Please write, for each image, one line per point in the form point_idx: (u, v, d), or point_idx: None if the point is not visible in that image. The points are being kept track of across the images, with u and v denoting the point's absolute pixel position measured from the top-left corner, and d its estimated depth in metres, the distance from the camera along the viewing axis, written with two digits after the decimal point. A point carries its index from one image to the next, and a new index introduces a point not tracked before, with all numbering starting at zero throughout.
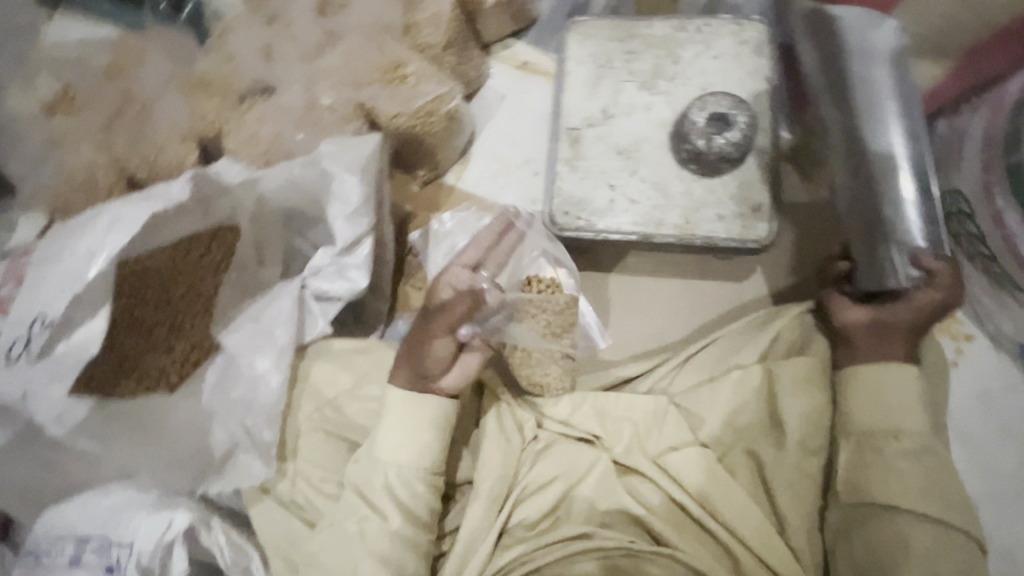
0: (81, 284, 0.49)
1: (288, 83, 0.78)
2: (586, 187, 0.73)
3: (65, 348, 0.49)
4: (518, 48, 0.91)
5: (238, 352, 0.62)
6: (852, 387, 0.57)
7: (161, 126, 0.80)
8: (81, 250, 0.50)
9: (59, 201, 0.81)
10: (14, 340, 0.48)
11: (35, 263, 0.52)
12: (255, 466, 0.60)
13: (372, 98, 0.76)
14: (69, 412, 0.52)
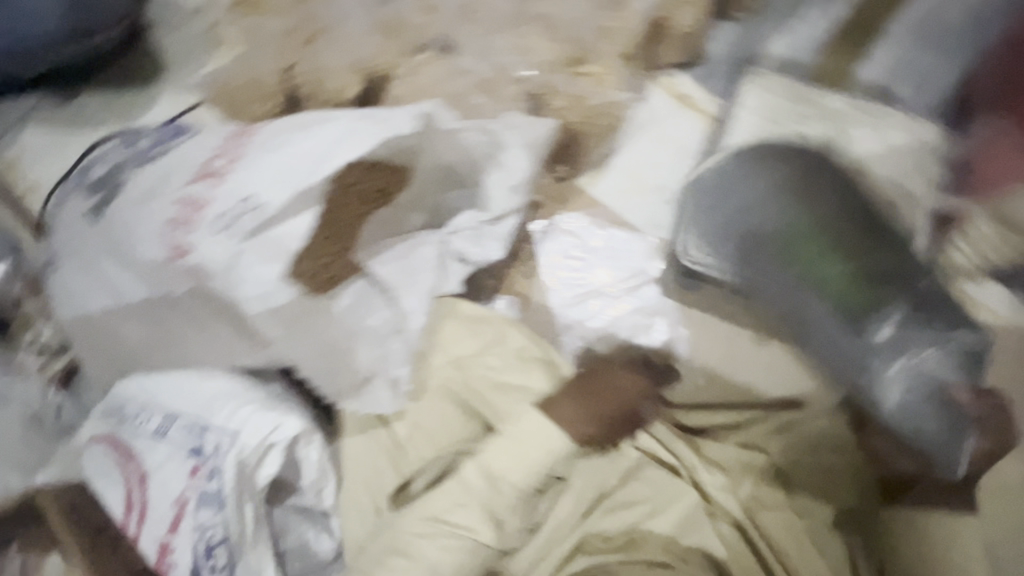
0: (304, 182, 0.57)
1: (472, 48, 0.81)
2: (729, 231, 0.74)
3: (281, 233, 0.56)
4: (681, 79, 0.88)
5: (393, 281, 0.63)
6: (900, 524, 0.59)
7: (337, 54, 0.84)
8: (306, 151, 0.58)
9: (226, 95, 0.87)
10: (229, 212, 0.56)
11: (252, 148, 0.60)
12: (386, 395, 0.61)
13: (548, 86, 0.79)
14: (275, 294, 0.56)
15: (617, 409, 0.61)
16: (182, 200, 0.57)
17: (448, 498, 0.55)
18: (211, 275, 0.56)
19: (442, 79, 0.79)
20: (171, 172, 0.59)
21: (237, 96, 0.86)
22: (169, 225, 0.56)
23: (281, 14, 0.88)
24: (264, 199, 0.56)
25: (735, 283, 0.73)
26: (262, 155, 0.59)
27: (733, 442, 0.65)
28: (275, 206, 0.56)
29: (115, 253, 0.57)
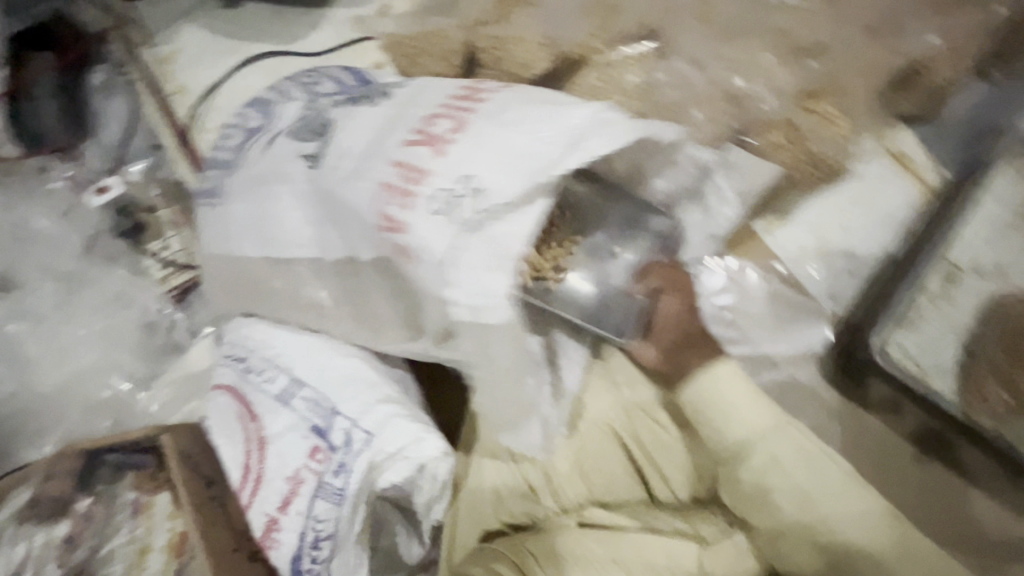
0: (544, 173, 0.48)
1: (682, 53, 0.71)
2: (937, 336, 0.62)
3: (508, 232, 0.48)
4: (905, 134, 0.71)
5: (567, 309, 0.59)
6: None
7: (531, 24, 0.75)
8: (546, 138, 0.49)
9: (398, 45, 0.80)
10: (453, 194, 0.49)
11: (480, 116, 0.51)
12: (538, 435, 0.58)
13: (764, 114, 0.68)
14: (487, 299, 0.48)
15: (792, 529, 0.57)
16: (399, 161, 0.51)
17: (650, 552, 0.52)
18: (422, 258, 0.50)
19: (643, 82, 0.70)
20: (395, 126, 0.54)
21: (412, 47, 0.78)
22: (387, 187, 0.51)
23: None
24: (493, 183, 0.48)
25: (940, 398, 0.61)
26: (492, 130, 0.50)
27: None
28: (508, 202, 0.48)
29: (316, 199, 0.55)
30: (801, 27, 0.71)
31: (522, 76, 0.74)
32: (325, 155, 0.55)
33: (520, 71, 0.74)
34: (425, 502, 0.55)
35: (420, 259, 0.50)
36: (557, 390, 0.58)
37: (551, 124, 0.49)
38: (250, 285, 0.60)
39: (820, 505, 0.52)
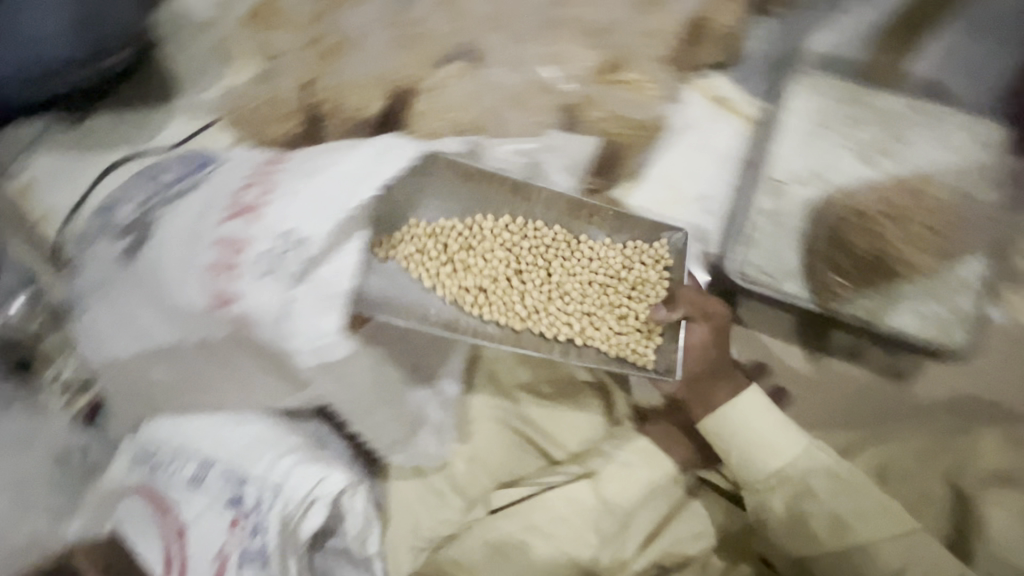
0: (347, 212, 0.53)
1: (498, 57, 0.76)
2: (780, 244, 0.69)
3: (331, 274, 0.52)
4: (719, 79, 0.80)
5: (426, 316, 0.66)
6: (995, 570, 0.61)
7: (356, 66, 0.79)
8: (345, 178, 0.55)
9: (235, 114, 0.81)
10: (274, 254, 0.52)
11: (286, 174, 0.55)
12: (434, 445, 0.63)
13: (581, 98, 0.75)
14: (327, 347, 0.52)
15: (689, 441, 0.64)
16: (217, 239, 0.52)
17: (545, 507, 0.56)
18: (258, 324, 0.52)
19: (469, 94, 0.76)
20: (207, 208, 0.54)
21: (250, 114, 0.80)
22: (212, 267, 0.52)
23: (289, 18, 0.81)
24: (311, 235, 0.52)
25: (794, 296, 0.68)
26: (294, 182, 0.55)
27: None
28: (323, 243, 0.52)
29: (153, 302, 0.54)
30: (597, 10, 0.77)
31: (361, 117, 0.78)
32: (149, 257, 0.54)
33: (358, 113, 0.78)
34: (356, 538, 0.58)
35: (259, 323, 0.51)
36: (442, 391, 0.64)
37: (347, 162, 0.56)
38: (133, 386, 0.60)
39: (859, 530, 0.55)
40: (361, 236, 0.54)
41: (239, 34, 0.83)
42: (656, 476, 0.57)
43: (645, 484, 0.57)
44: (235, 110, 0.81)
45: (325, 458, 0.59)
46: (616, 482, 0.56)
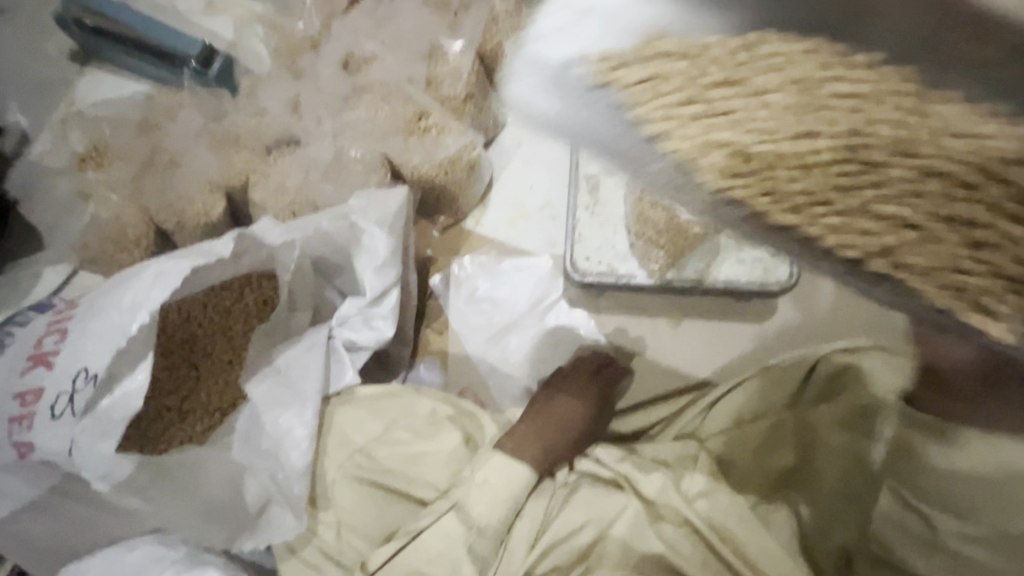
0: (126, 337, 0.56)
1: (314, 135, 0.81)
2: (606, 233, 0.75)
3: (110, 402, 0.55)
4: None
5: (262, 402, 0.63)
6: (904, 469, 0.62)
7: (188, 177, 0.84)
8: (130, 305, 0.58)
9: (88, 253, 0.84)
10: (60, 396, 0.55)
11: (78, 318, 0.59)
12: (290, 518, 0.59)
13: (396, 147, 0.79)
14: (114, 472, 0.55)
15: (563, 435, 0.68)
16: (17, 395, 0.57)
17: (424, 550, 0.57)
18: (58, 465, 0.55)
19: (292, 174, 0.80)
20: (10, 370, 0.59)
21: (97, 248, 0.83)
22: (10, 423, 0.56)
23: (118, 151, 0.86)
24: (84, 365, 0.55)
25: (632, 278, 0.74)
26: (85, 322, 0.59)
27: (667, 438, 0.68)
28: (105, 373, 0.55)
29: None
30: (392, 66, 0.81)
31: (204, 224, 0.82)
32: None
33: (200, 221, 0.82)
34: None
35: (56, 463, 0.55)
36: (290, 478, 0.59)
37: (133, 285, 0.59)
38: (15, 546, 0.57)
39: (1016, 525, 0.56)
40: (152, 356, 0.58)
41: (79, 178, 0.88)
42: (522, 480, 0.61)
43: (507, 497, 0.60)
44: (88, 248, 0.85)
45: (211, 555, 0.59)
46: (483, 503, 0.59)
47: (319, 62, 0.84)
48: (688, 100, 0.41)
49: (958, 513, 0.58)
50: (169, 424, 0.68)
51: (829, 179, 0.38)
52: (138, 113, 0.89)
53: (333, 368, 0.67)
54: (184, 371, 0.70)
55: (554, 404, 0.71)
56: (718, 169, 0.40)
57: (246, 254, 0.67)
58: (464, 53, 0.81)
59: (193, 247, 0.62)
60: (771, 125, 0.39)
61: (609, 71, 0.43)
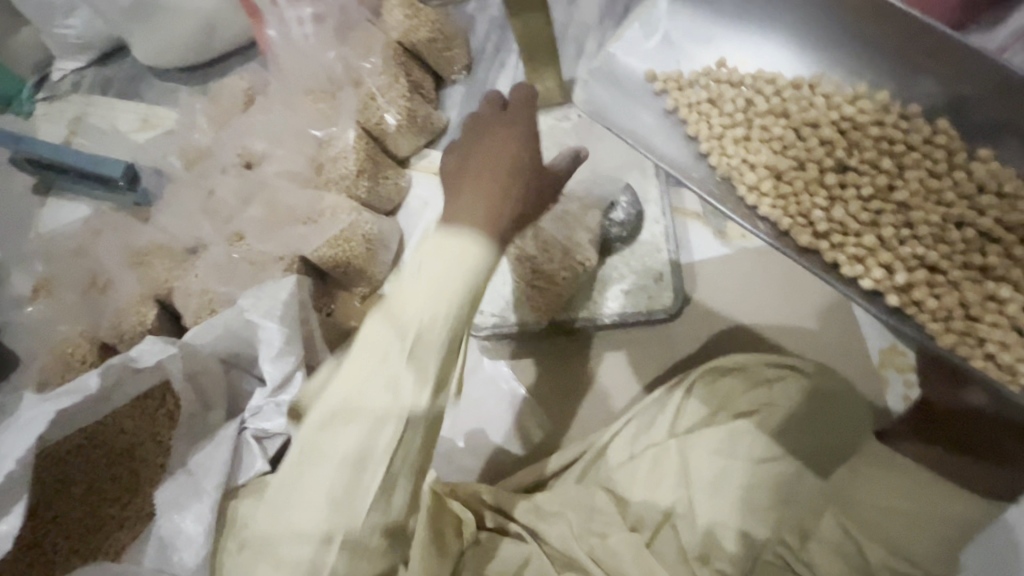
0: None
1: (219, 234, 0.86)
2: (498, 285, 0.79)
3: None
4: (432, 155, 0.98)
5: (164, 507, 0.67)
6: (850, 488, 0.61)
7: (110, 293, 0.88)
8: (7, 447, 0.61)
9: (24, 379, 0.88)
10: None
11: None
12: None
13: (293, 233, 0.84)
14: None
15: (505, 167, 0.52)
16: None
17: (362, 390, 0.47)
18: None
19: (195, 274, 0.83)
20: None
21: (31, 375, 0.87)
22: None
23: (49, 278, 0.91)
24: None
25: (526, 324, 0.78)
26: None
27: (574, 480, 0.68)
28: None
29: None
30: (283, 160, 0.87)
31: (125, 336, 0.86)
32: None
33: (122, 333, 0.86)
34: None
35: None
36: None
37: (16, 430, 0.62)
38: None
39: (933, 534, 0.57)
40: (24, 498, 0.59)
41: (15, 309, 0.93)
42: (475, 259, 0.48)
43: (450, 283, 0.48)
44: (24, 375, 0.89)
45: None
46: (432, 353, 0.48)
47: (219, 167, 0.89)
48: (737, 129, 0.66)
49: (898, 552, 0.57)
50: (75, 549, 0.66)
51: (832, 186, 0.62)
52: (64, 239, 0.95)
53: (243, 461, 0.71)
54: (90, 500, 0.68)
55: (484, 140, 0.54)
56: (750, 187, 0.63)
57: (142, 375, 0.71)
58: (347, 133, 0.86)
59: (74, 383, 0.67)
60: (777, 156, 0.65)
61: (675, 91, 0.66)
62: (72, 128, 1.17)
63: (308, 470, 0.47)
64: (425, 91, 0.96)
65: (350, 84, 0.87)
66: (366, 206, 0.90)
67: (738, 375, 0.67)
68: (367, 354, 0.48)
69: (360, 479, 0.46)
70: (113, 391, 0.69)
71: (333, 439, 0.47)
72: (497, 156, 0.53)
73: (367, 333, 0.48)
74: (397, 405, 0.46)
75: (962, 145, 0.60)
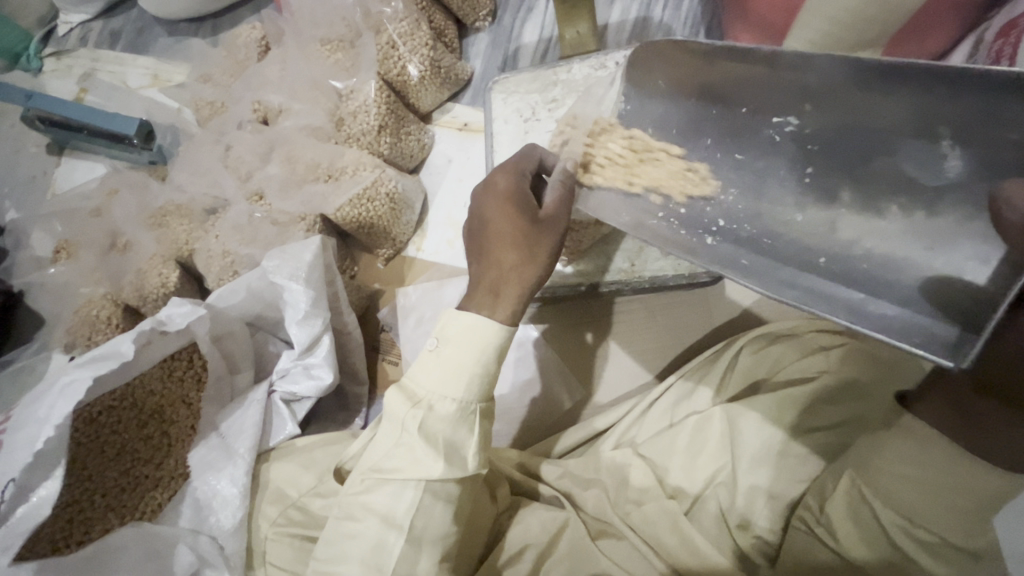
0: (34, 453, 0.57)
1: (238, 195, 0.83)
2: None
3: (24, 510, 0.56)
4: (456, 109, 0.94)
5: (197, 471, 0.68)
6: (873, 460, 0.50)
7: (129, 256, 0.86)
8: (43, 417, 0.59)
9: (49, 344, 0.88)
10: None
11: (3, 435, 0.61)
12: None
13: (312, 190, 0.80)
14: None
15: (514, 247, 0.55)
16: None
17: (389, 459, 0.54)
18: None
19: (215, 236, 0.81)
20: None
21: (55, 339, 0.86)
22: None
23: (62, 242, 0.89)
24: (8, 477, 0.56)
25: (561, 287, 0.74)
26: (7, 440, 0.60)
27: (609, 447, 0.67)
28: (15, 484, 0.56)
29: None
30: (299, 113, 0.83)
31: (148, 300, 0.85)
32: None
33: (143, 297, 0.84)
34: None
35: None
36: (221, 536, 0.63)
37: (49, 398, 0.60)
38: None
39: (954, 497, 0.45)
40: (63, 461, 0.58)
41: (36, 273, 0.92)
42: (489, 334, 0.53)
43: (466, 362, 0.53)
44: (49, 339, 0.88)
45: None
46: (442, 422, 0.53)
47: (235, 123, 0.86)
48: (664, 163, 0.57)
49: (914, 518, 0.47)
50: (111, 507, 0.64)
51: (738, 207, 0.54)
52: (77, 199, 0.91)
53: (272, 423, 0.71)
54: (124, 460, 0.67)
55: (488, 218, 0.57)
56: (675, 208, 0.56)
57: (169, 337, 0.68)
58: (367, 84, 0.81)
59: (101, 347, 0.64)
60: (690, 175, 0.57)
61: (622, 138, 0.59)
62: (82, 84, 1.13)
63: (349, 529, 0.52)
64: (449, 40, 0.91)
65: (368, 31, 0.82)
66: (388, 163, 0.86)
67: (786, 344, 0.66)
68: (380, 450, 0.55)
69: (387, 537, 0.52)
70: (146, 354, 0.67)
71: (369, 495, 0.53)
72: (497, 253, 0.56)
73: (387, 410, 0.54)
74: (415, 470, 0.52)
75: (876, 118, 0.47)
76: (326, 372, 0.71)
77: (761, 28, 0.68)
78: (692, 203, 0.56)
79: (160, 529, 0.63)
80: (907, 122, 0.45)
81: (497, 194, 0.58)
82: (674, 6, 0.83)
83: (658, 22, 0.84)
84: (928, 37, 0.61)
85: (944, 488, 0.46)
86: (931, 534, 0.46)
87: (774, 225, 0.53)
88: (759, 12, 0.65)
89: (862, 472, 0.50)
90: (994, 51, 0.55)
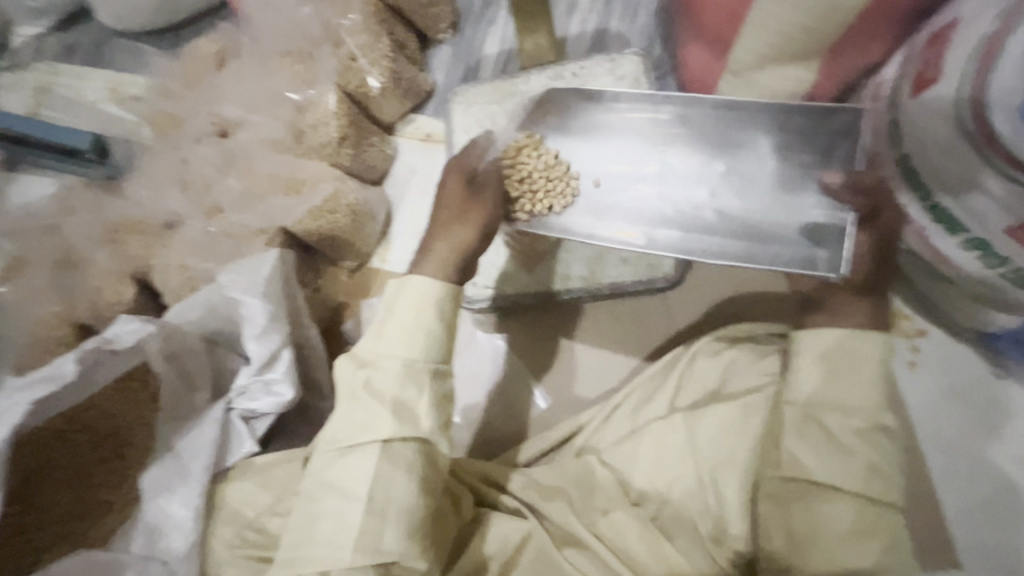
0: None
1: (195, 209, 0.82)
2: (489, 256, 0.75)
3: None
4: (420, 120, 0.94)
5: (151, 494, 0.65)
6: (803, 387, 0.56)
7: (83, 273, 0.84)
8: None
9: None
10: None
11: None
12: None
13: (273, 204, 0.79)
14: None
15: (457, 210, 0.61)
16: None
17: (345, 429, 0.55)
18: None
19: (172, 251, 0.79)
20: None
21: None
22: None
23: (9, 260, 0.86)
24: None
25: (520, 297, 0.74)
26: None
27: (573, 454, 0.67)
28: None
29: None
30: (258, 126, 0.82)
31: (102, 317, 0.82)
32: None
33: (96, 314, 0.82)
34: None
35: None
36: (177, 562, 0.61)
37: None
38: None
39: (863, 376, 0.55)
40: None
41: None
42: (432, 291, 0.58)
43: (406, 317, 0.57)
44: None
45: None
46: (390, 380, 0.55)
47: (192, 136, 0.84)
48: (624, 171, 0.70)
49: (847, 411, 0.54)
50: (65, 534, 0.61)
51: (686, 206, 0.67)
52: (28, 216, 0.88)
53: (230, 442, 0.69)
54: (77, 483, 0.63)
55: (438, 187, 0.63)
56: (640, 202, 0.68)
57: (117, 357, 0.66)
58: (326, 97, 0.81)
59: (44, 368, 0.62)
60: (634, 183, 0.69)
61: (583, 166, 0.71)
62: (37, 98, 1.09)
63: (315, 509, 0.53)
64: (410, 52, 0.91)
65: (327, 44, 0.82)
66: (350, 174, 0.86)
67: (743, 349, 0.67)
68: (335, 425, 0.56)
69: (349, 512, 0.52)
70: (93, 374, 0.65)
71: (328, 474, 0.54)
72: (441, 215, 0.61)
73: (338, 379, 0.57)
74: (370, 434, 0.54)
75: (758, 141, 0.67)
76: (285, 388, 0.69)
77: (709, 40, 0.68)
78: (645, 203, 0.68)
79: (109, 556, 0.61)
80: (792, 135, 0.66)
81: (456, 160, 0.65)
82: (630, 19, 0.85)
83: (615, 33, 0.86)
84: (863, 48, 0.64)
85: (864, 373, 0.55)
86: (863, 420, 0.54)
87: (735, 209, 0.66)
88: (705, 24, 0.67)
89: (798, 406, 0.56)
90: (923, 63, 0.57)
